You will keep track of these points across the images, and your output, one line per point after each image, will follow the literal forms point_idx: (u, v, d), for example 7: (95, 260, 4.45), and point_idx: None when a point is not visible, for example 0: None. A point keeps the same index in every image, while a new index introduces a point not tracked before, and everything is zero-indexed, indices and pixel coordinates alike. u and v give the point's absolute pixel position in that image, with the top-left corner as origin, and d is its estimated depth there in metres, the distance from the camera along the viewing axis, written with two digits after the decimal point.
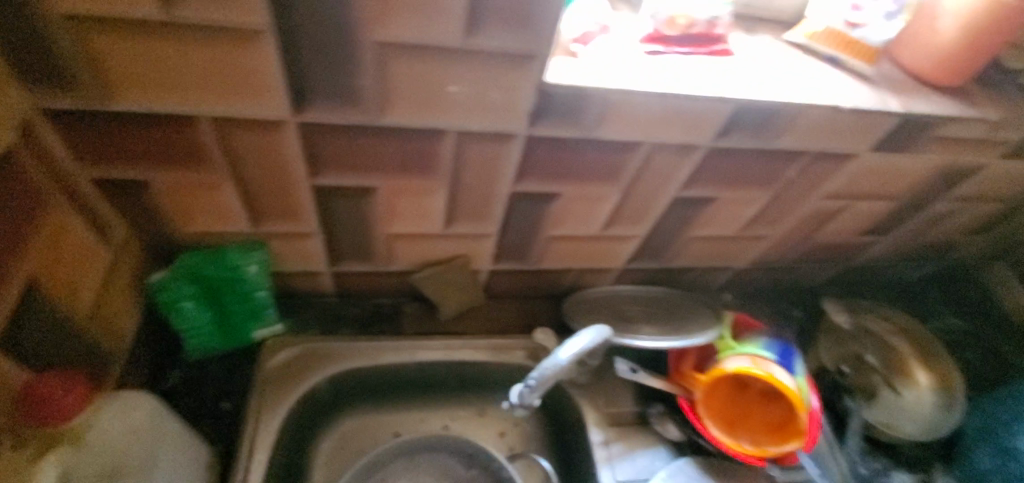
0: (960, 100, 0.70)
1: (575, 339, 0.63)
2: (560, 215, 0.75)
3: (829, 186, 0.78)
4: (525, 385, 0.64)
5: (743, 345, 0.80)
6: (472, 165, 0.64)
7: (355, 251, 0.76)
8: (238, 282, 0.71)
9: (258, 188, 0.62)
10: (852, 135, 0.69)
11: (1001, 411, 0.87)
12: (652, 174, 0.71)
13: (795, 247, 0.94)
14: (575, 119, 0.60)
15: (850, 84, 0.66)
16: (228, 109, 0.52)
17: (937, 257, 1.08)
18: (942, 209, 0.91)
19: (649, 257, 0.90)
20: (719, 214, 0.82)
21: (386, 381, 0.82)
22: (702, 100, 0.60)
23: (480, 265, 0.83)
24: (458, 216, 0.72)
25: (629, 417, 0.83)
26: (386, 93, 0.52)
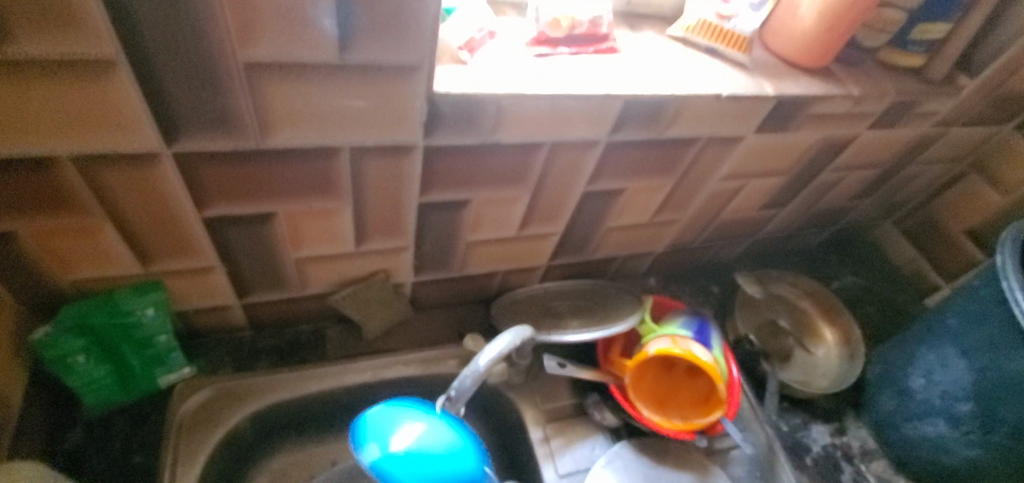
0: (827, 80, 0.77)
1: (492, 344, 0.63)
2: (474, 221, 0.75)
3: (725, 168, 0.83)
4: (447, 396, 0.63)
5: (664, 326, 0.83)
6: (375, 180, 0.63)
7: (265, 280, 0.72)
8: (135, 328, 0.66)
9: (143, 227, 0.58)
10: (737, 119, 0.74)
11: (892, 355, 0.93)
12: (559, 173, 0.73)
13: (705, 227, 0.99)
14: (471, 126, 0.60)
15: (727, 72, 0.71)
16: (91, 147, 0.48)
17: (832, 223, 1.18)
18: (828, 179, 0.99)
19: (570, 252, 0.92)
20: (629, 204, 0.85)
21: (316, 409, 0.80)
22: (590, 98, 0.61)
23: (401, 279, 0.81)
24: (369, 233, 0.70)
25: (566, 411, 0.84)
26: (266, 115, 0.51)
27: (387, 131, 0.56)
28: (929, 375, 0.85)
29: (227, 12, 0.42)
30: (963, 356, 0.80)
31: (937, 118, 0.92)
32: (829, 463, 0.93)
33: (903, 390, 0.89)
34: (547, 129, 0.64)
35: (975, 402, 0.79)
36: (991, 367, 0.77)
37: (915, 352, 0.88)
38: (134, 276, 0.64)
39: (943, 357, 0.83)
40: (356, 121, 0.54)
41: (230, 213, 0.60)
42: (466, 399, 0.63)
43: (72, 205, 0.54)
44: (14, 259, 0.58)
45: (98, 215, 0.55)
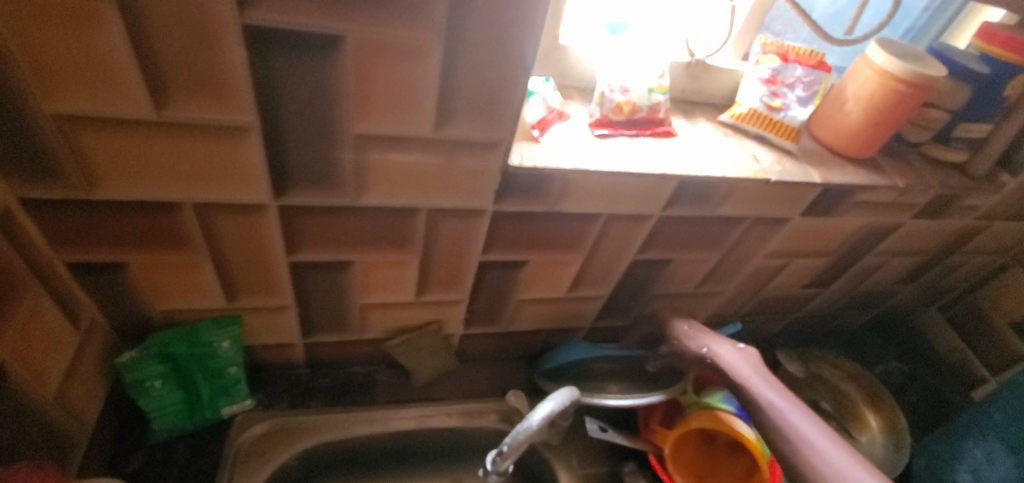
0: (872, 170, 0.80)
1: (545, 402, 0.65)
2: (527, 281, 0.80)
3: (769, 246, 0.86)
4: (498, 452, 0.66)
5: (706, 398, 0.84)
6: (444, 238, 0.68)
7: (329, 321, 0.77)
8: (209, 358, 0.71)
9: (236, 267, 0.64)
10: (783, 202, 0.78)
11: (939, 448, 0.91)
12: (612, 241, 0.77)
13: (747, 301, 1.01)
14: (537, 195, 0.65)
15: (776, 159, 0.75)
16: (212, 195, 0.55)
17: (875, 305, 1.17)
18: (871, 262, 1.00)
19: (613, 316, 0.95)
20: (675, 274, 0.88)
21: (359, 452, 0.82)
22: (648, 176, 0.67)
23: (452, 330, 0.85)
24: (431, 285, 0.75)
25: (602, 477, 0.84)
26: (363, 177, 0.57)
27: (463, 196, 0.62)
28: (975, 470, 0.84)
29: (350, 93, 0.50)
30: (1010, 453, 0.79)
31: (981, 212, 0.94)
32: None
33: None
34: (606, 202, 0.69)
35: None
36: None
37: (960, 444, 0.86)
38: (217, 310, 0.69)
39: (990, 453, 0.82)
40: (439, 187, 0.60)
41: (313, 260, 0.66)
42: (517, 454, 0.65)
43: (182, 243, 0.60)
44: (121, 286, 0.64)
45: (201, 254, 0.61)
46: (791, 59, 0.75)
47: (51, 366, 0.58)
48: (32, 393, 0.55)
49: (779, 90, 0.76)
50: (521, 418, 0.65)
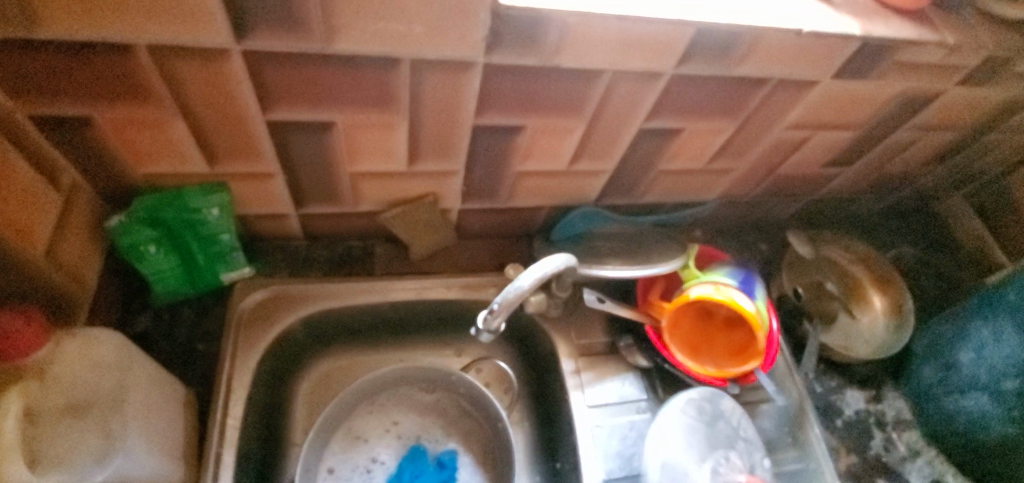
0: (921, 24, 0.70)
1: (534, 267, 0.64)
2: (526, 150, 0.75)
3: (792, 115, 0.79)
4: (488, 310, 0.65)
5: (707, 273, 0.82)
6: (432, 95, 0.62)
7: (320, 192, 0.75)
8: (201, 225, 0.70)
9: (210, 125, 0.60)
10: (814, 61, 0.69)
11: (945, 328, 0.89)
12: (618, 105, 0.71)
13: (762, 180, 0.95)
14: (533, 45, 0.58)
15: (811, 6, 0.66)
16: (164, 36, 0.49)
17: (900, 189, 1.10)
18: (903, 138, 0.92)
19: (619, 194, 0.90)
20: (686, 147, 0.82)
21: (361, 319, 0.84)
22: (659, 24, 0.59)
23: (448, 204, 0.82)
24: (422, 152, 0.71)
25: (600, 348, 0.86)
26: (332, 18, 0.51)
27: (449, 44, 0.56)
28: (979, 349, 0.82)
29: None
30: (1022, 332, 0.77)
31: None
32: (860, 428, 0.93)
33: (949, 363, 0.87)
34: (611, 55, 0.61)
35: None
36: None
37: (968, 325, 0.85)
38: (201, 175, 0.67)
39: (998, 332, 0.80)
40: (419, 33, 0.54)
41: (292, 119, 0.61)
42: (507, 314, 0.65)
43: (147, 97, 0.56)
44: (94, 147, 0.61)
45: (172, 109, 0.57)
46: None
47: (37, 225, 0.58)
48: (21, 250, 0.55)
49: None
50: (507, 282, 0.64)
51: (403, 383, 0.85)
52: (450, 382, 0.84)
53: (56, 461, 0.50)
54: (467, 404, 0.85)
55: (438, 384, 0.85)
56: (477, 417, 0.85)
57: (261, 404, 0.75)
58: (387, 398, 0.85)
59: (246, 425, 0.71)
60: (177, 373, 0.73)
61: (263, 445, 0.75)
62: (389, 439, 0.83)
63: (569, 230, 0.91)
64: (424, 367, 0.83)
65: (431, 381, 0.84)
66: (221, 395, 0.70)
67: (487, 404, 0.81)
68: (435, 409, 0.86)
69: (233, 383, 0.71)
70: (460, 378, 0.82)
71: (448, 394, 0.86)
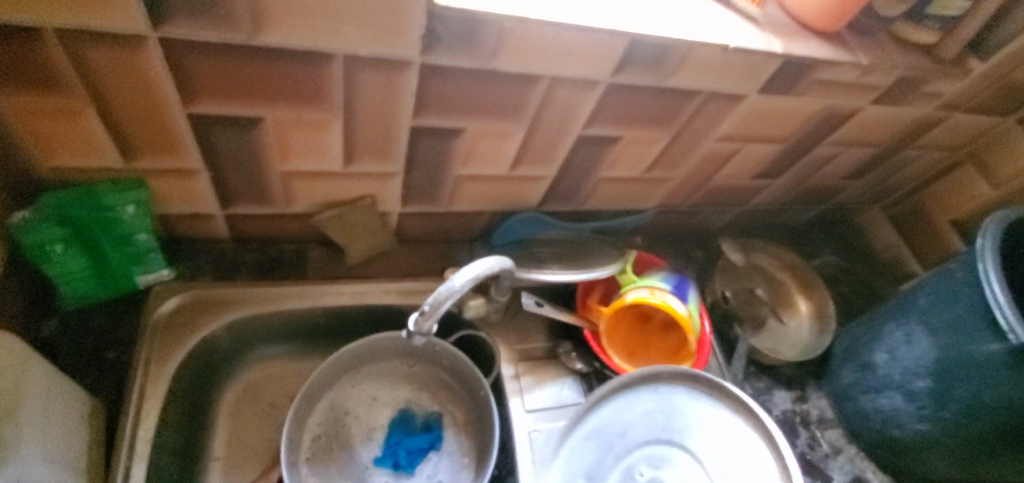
0: (837, 46, 0.75)
1: (470, 266, 0.64)
2: (466, 153, 0.75)
3: (723, 127, 0.82)
4: (420, 312, 0.64)
5: (644, 278, 0.84)
6: (367, 94, 0.61)
7: (249, 192, 0.72)
8: (115, 223, 0.65)
9: (124, 116, 0.57)
10: (742, 76, 0.73)
11: (862, 331, 0.95)
12: (557, 111, 0.72)
13: (697, 189, 0.99)
14: (471, 47, 0.58)
15: (737, 24, 0.69)
16: (71, 18, 0.46)
17: (823, 201, 1.17)
18: (825, 153, 0.98)
19: (560, 200, 0.91)
20: (624, 155, 0.84)
21: (292, 324, 0.81)
22: (595, 32, 0.60)
23: (388, 207, 0.81)
24: (359, 153, 0.70)
25: (539, 353, 0.86)
26: (259, 8, 0.49)
27: (384, 42, 0.55)
28: (893, 351, 0.88)
29: None
30: (930, 334, 0.83)
31: (939, 102, 0.91)
32: (787, 427, 0.97)
33: (866, 364, 0.92)
34: (548, 60, 0.62)
35: (933, 378, 0.82)
36: (953, 345, 0.80)
37: (883, 328, 0.91)
38: (116, 170, 0.63)
39: (909, 334, 0.86)
40: (352, 28, 0.53)
41: (217, 113, 0.59)
42: (439, 315, 0.64)
43: (53, 83, 0.52)
44: None
45: (84, 97, 0.54)
46: None
47: None
48: None
49: None
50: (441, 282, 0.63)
51: (385, 354, 0.84)
52: (433, 354, 0.83)
53: None
54: (445, 373, 0.85)
55: (421, 358, 0.85)
56: (453, 387, 0.85)
57: (178, 414, 0.70)
58: (371, 371, 0.84)
59: (160, 437, 0.66)
60: (85, 382, 0.68)
61: (179, 460, 0.70)
62: (354, 433, 0.81)
63: (510, 235, 0.91)
64: (410, 342, 0.83)
65: (410, 350, 0.84)
66: (133, 406, 0.65)
67: (466, 377, 0.82)
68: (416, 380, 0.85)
69: (146, 391, 0.66)
70: (444, 348, 0.82)
71: (429, 367, 0.85)
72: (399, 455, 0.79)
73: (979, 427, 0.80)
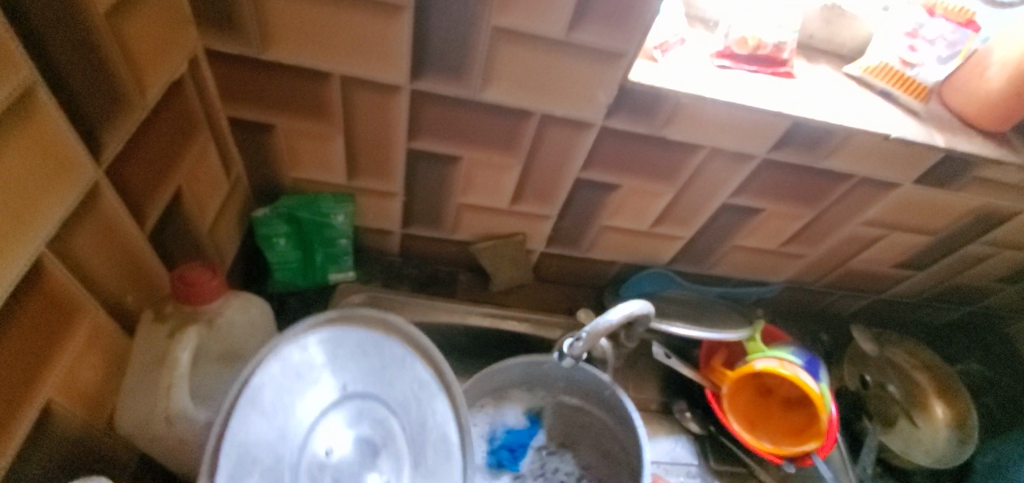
0: (1004, 146, 0.76)
1: (624, 305, 0.74)
2: (617, 206, 0.83)
3: (868, 212, 0.84)
4: (576, 338, 0.76)
5: (772, 349, 0.85)
6: (549, 146, 0.72)
7: (427, 217, 0.84)
8: (327, 227, 0.80)
9: (361, 143, 0.71)
10: (898, 165, 0.75)
11: (1010, 448, 0.90)
12: (708, 179, 0.78)
13: (831, 269, 0.99)
14: (647, 116, 0.68)
15: (897, 116, 0.73)
16: (357, 68, 0.61)
17: (969, 303, 1.11)
18: (977, 251, 0.94)
19: (691, 262, 0.96)
20: (762, 226, 0.88)
21: (434, 334, 0.91)
22: (761, 113, 0.67)
23: (534, 245, 0.90)
24: (525, 194, 0.80)
25: (652, 406, 0.89)
26: (490, 72, 0.62)
27: (577, 107, 0.66)
28: None
29: None
30: None
31: None
32: None
33: None
34: (714, 134, 0.70)
35: None
36: None
37: None
38: (339, 185, 0.78)
39: None
40: (554, 92, 0.64)
41: (429, 149, 0.72)
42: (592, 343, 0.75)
43: (323, 114, 0.68)
44: (267, 149, 0.73)
45: (337, 126, 0.69)
46: (936, 13, 0.72)
47: (209, 204, 0.68)
48: (198, 223, 0.65)
49: (917, 45, 0.73)
50: (597, 316, 0.74)
51: (518, 383, 0.88)
52: (546, 372, 0.86)
53: (207, 397, 0.57)
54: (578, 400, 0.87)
55: (540, 378, 0.87)
56: (589, 402, 0.87)
57: None
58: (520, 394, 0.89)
59: None
60: None
61: None
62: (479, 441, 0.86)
63: (638, 290, 0.96)
64: (523, 365, 0.85)
65: (534, 377, 0.87)
66: None
67: (603, 391, 0.83)
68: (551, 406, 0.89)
69: None
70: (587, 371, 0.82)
71: (559, 387, 0.88)
72: (502, 455, 0.85)
73: None
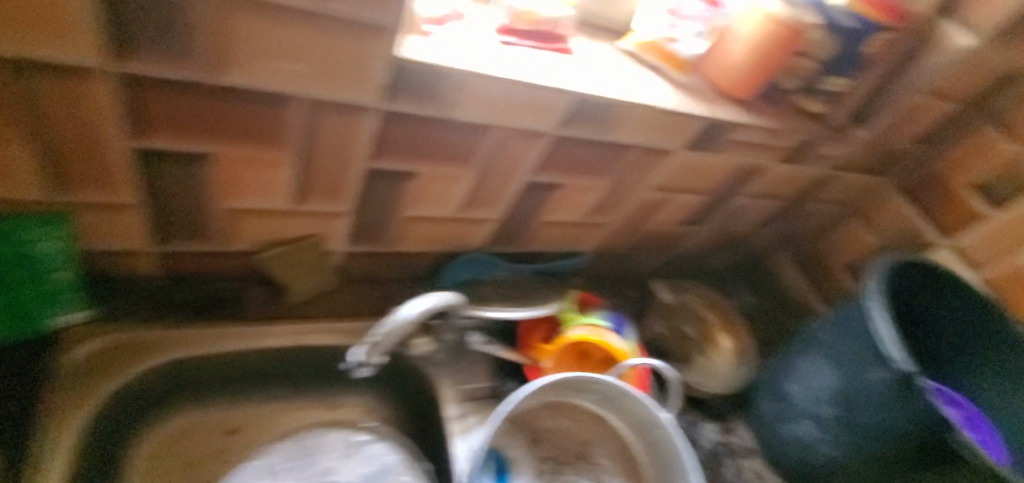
0: (748, 111, 0.86)
1: (419, 299, 0.71)
2: (416, 194, 0.77)
3: (652, 179, 0.91)
4: (368, 343, 0.71)
5: (583, 316, 0.90)
6: (323, 136, 0.63)
7: (187, 230, 0.69)
8: (31, 260, 0.60)
9: (59, 148, 0.54)
10: (669, 133, 0.81)
11: (778, 366, 1.06)
12: (503, 158, 0.76)
13: (631, 233, 1.06)
14: (429, 96, 0.62)
15: (665, 88, 0.78)
16: (23, 50, 0.46)
17: (740, 246, 1.29)
18: (739, 203, 1.09)
19: (505, 241, 0.95)
20: (564, 201, 0.90)
21: (224, 363, 0.77)
22: (544, 88, 0.66)
23: (334, 245, 0.80)
24: (309, 193, 0.69)
25: (483, 393, 0.86)
26: (222, 49, 0.51)
27: (345, 88, 0.57)
28: (803, 382, 0.99)
29: None
30: (831, 366, 0.94)
31: (832, 162, 1.05)
32: (713, 457, 1.05)
33: (781, 395, 1.02)
34: (501, 114, 0.67)
35: (836, 406, 0.93)
36: (850, 375, 0.91)
37: (795, 361, 1.02)
38: (38, 205, 0.58)
39: (816, 366, 0.97)
40: (314, 71, 0.55)
41: (166, 147, 0.58)
42: (387, 346, 0.71)
43: None
44: None
45: (13, 127, 0.51)
46: None
47: None
48: None
49: (677, 23, 0.80)
50: (393, 311, 0.71)
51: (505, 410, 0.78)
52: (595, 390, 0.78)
53: None
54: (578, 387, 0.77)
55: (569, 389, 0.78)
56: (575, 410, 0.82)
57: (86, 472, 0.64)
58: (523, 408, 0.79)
59: None
60: None
61: None
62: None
63: (455, 278, 0.92)
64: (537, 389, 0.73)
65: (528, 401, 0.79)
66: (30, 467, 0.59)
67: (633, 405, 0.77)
68: (544, 421, 0.83)
69: (49, 447, 0.61)
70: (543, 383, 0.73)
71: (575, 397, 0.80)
72: None
73: (881, 449, 0.90)
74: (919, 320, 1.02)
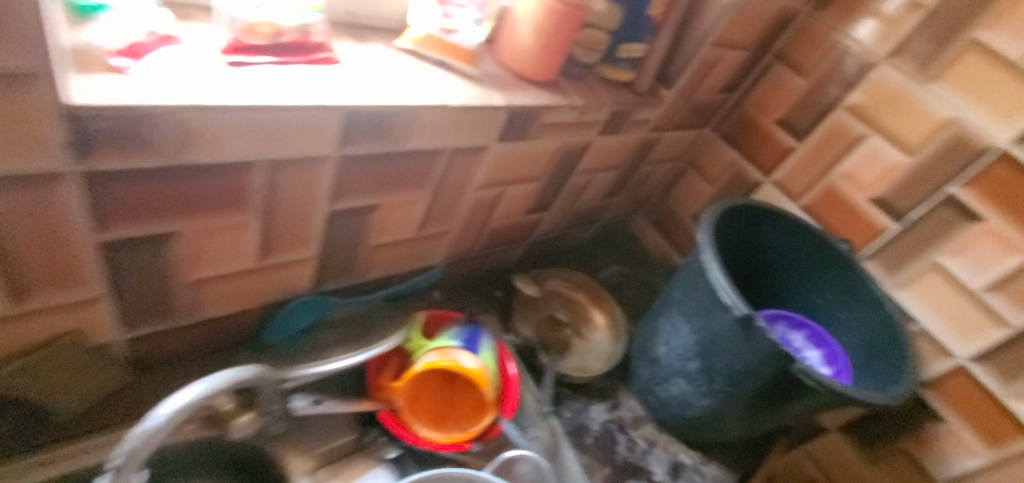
0: (553, 91, 0.84)
1: (176, 394, 0.58)
2: (192, 255, 0.65)
3: (476, 177, 0.86)
4: (111, 467, 0.56)
5: (434, 339, 0.84)
6: (13, 217, 0.49)
7: None
8: None
9: None
10: (474, 130, 0.76)
11: (646, 330, 1.07)
12: (289, 192, 0.66)
13: (478, 235, 1.01)
14: (137, 141, 0.51)
15: (456, 83, 0.73)
16: None
17: (597, 220, 1.30)
18: (577, 182, 1.08)
19: (339, 277, 0.85)
20: (389, 221, 0.82)
21: None
22: (301, 108, 0.58)
23: (108, 336, 0.66)
24: (30, 287, 0.55)
25: (345, 450, 0.79)
26: None
27: (10, 154, 0.45)
28: (668, 342, 1.00)
29: None
30: (687, 322, 0.96)
31: (651, 125, 1.08)
32: (608, 438, 1.03)
33: (654, 359, 1.04)
34: (254, 146, 0.58)
35: (698, 359, 0.95)
36: (702, 327, 0.93)
37: (659, 323, 1.03)
38: None
39: (675, 325, 0.98)
40: None
41: None
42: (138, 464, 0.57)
43: None
44: None
45: None
46: None
47: None
48: None
49: (450, 12, 0.74)
50: (144, 416, 0.57)
51: None
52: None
53: None
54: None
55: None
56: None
57: None
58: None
59: None
60: None
61: None
62: None
63: (285, 330, 0.81)
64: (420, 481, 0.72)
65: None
66: None
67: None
68: None
69: None
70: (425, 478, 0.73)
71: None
72: None
73: (740, 393, 0.91)
74: (760, 254, 1.10)
